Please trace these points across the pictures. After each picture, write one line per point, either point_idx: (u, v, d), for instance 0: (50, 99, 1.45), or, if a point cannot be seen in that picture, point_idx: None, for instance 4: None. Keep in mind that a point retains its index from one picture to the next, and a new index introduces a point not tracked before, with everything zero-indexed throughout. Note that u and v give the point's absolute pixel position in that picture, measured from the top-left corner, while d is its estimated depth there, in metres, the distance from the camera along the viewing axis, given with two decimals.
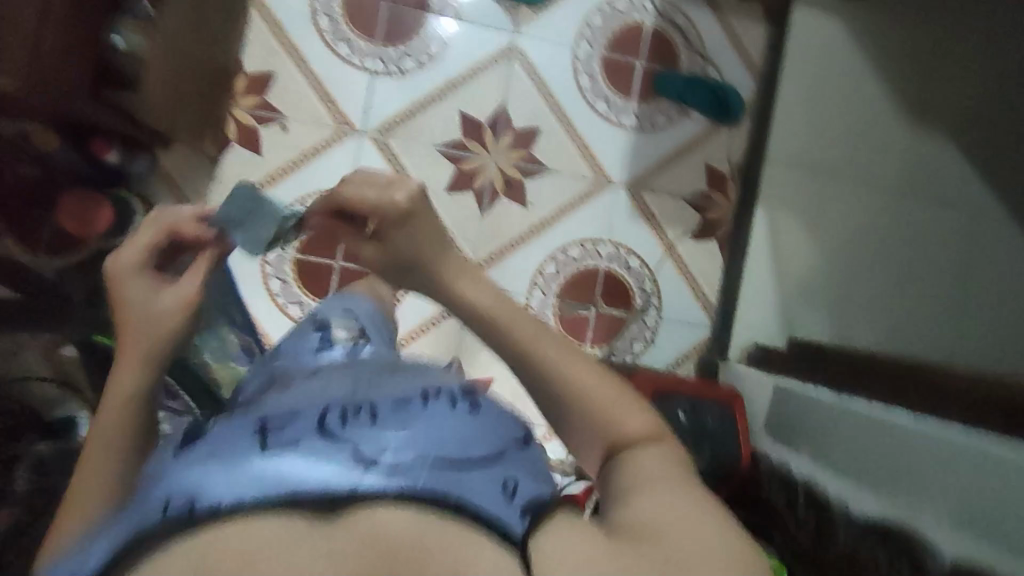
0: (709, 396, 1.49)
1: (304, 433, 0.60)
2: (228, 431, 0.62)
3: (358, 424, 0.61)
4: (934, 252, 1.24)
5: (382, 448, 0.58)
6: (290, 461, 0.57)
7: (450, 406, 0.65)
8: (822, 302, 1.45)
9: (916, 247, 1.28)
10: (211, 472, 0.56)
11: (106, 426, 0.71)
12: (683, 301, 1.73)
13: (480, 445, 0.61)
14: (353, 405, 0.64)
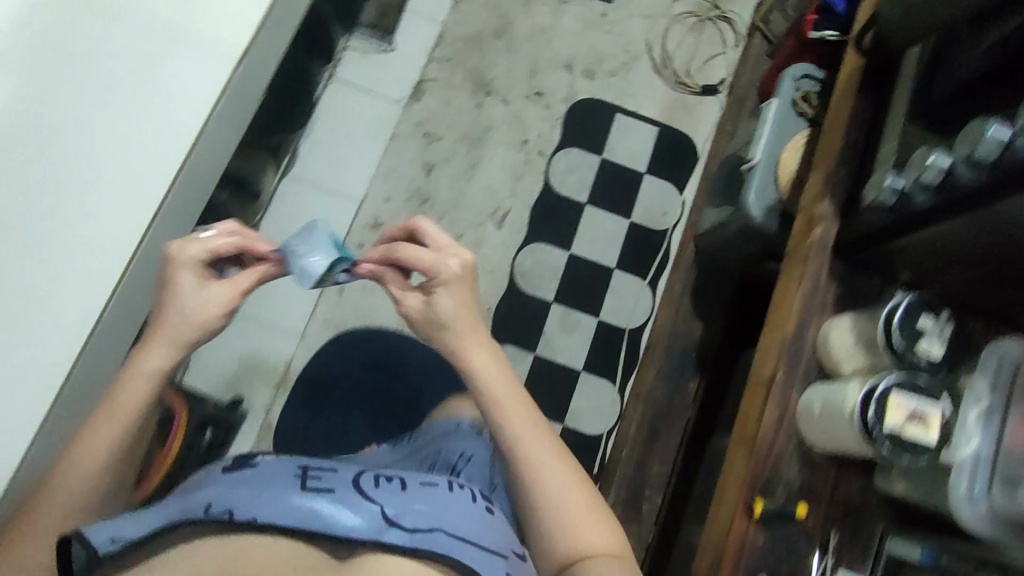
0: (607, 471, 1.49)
1: (340, 484, 0.70)
2: (275, 465, 0.74)
3: (389, 489, 0.71)
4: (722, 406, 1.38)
5: (407, 512, 0.67)
6: (328, 498, 0.67)
7: (472, 497, 0.75)
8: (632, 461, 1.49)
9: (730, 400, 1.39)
10: (253, 493, 0.66)
11: (122, 409, 0.78)
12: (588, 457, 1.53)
13: (492, 539, 0.69)
14: (386, 476, 0.74)
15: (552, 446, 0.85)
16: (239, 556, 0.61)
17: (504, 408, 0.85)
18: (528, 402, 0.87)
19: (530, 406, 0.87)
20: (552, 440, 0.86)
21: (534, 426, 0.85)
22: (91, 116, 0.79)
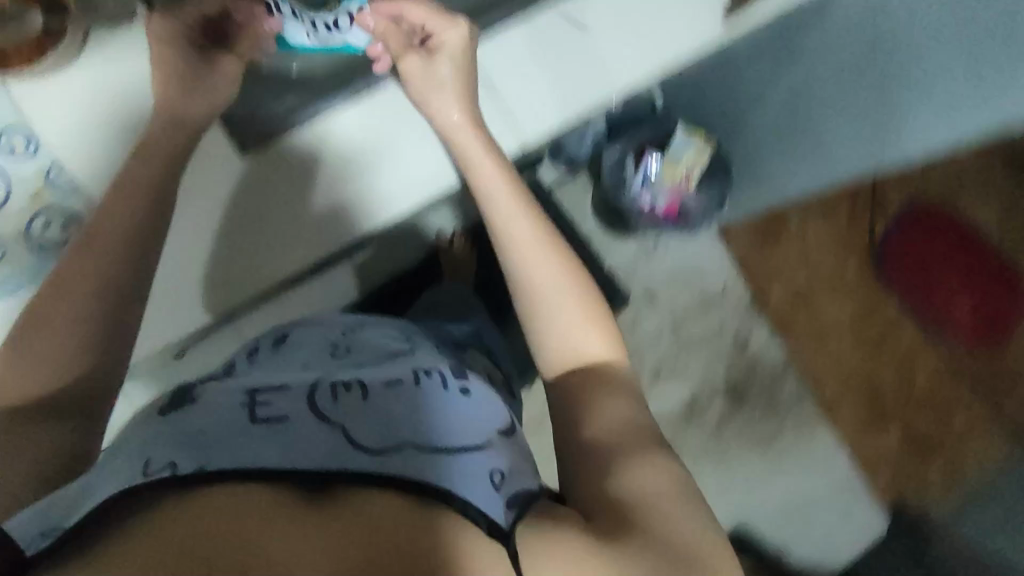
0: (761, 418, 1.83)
1: (294, 406, 0.59)
2: (215, 392, 0.62)
3: (349, 402, 0.61)
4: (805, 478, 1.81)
5: (369, 426, 0.59)
6: (282, 435, 0.57)
7: (440, 387, 0.65)
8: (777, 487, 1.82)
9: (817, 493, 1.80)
10: (192, 441, 0.55)
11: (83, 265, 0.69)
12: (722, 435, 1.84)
13: (469, 432, 0.61)
14: (342, 381, 0.63)
15: (588, 311, 0.77)
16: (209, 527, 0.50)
17: (541, 270, 0.78)
18: (561, 255, 0.80)
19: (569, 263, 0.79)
20: (599, 300, 0.78)
21: (562, 290, 0.77)
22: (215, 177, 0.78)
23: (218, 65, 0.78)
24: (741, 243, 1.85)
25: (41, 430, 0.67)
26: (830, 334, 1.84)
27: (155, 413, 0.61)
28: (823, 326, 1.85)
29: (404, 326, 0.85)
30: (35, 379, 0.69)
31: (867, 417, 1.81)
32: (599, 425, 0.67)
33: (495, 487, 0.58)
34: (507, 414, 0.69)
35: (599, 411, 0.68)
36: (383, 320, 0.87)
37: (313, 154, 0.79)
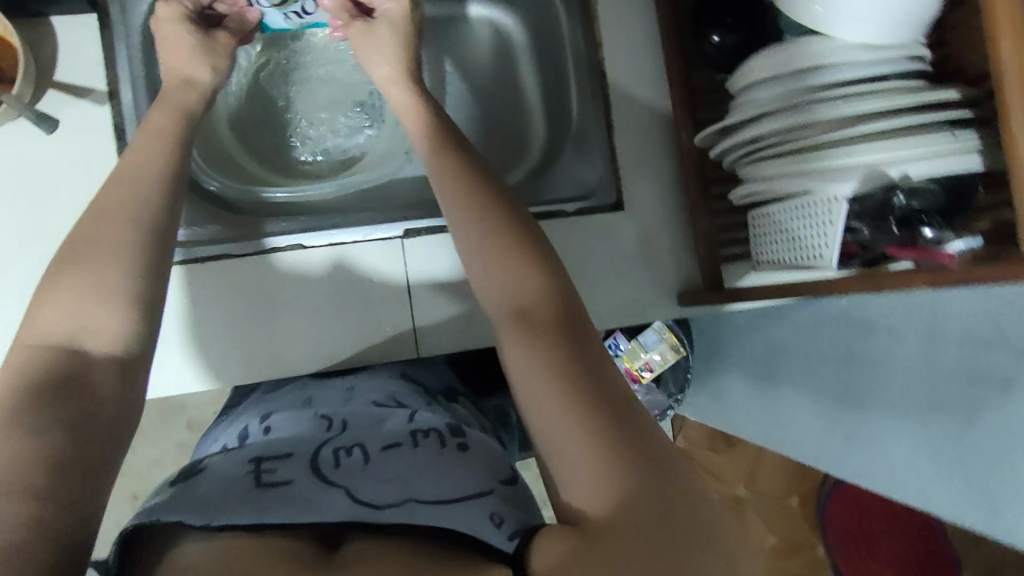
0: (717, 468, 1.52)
1: (300, 469, 0.57)
2: (221, 462, 0.58)
3: (350, 467, 0.58)
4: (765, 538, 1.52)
5: (382, 490, 0.56)
6: (286, 498, 0.54)
7: (437, 446, 0.62)
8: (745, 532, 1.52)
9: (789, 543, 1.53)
10: (213, 495, 0.53)
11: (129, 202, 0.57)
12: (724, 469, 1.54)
13: (469, 479, 0.58)
14: (343, 445, 0.61)
15: (542, 281, 0.59)
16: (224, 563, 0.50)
17: (475, 210, 0.62)
18: (503, 224, 0.61)
19: (508, 225, 0.61)
20: (548, 266, 0.60)
21: (515, 268, 0.60)
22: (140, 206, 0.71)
23: (213, 35, 0.69)
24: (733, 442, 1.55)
25: (89, 378, 0.50)
26: (743, 482, 1.54)
27: (161, 488, 0.57)
28: (747, 467, 1.54)
29: (391, 384, 0.74)
30: (92, 333, 0.51)
31: (782, 517, 1.53)
32: (550, 384, 0.53)
33: (496, 524, 0.55)
34: (501, 459, 0.65)
35: (550, 378, 0.53)
36: (375, 370, 0.79)
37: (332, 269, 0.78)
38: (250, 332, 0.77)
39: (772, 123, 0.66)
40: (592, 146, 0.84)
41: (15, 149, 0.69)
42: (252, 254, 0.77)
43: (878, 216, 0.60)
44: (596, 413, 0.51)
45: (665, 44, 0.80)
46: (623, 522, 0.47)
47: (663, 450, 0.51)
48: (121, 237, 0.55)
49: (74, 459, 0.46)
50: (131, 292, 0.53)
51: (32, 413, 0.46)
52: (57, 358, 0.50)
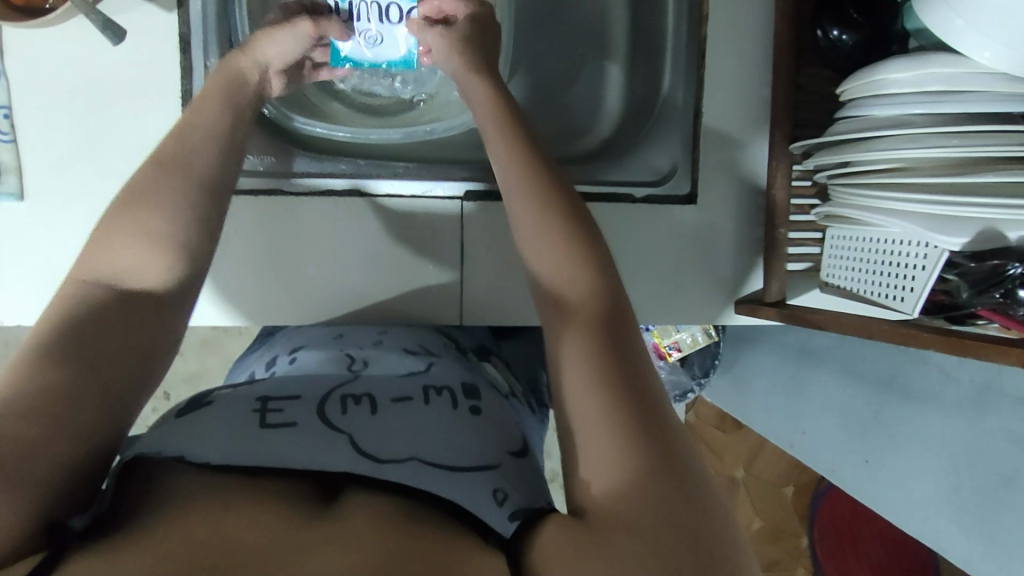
0: (722, 452, 1.46)
1: (307, 414, 0.51)
2: (229, 395, 0.53)
3: (358, 414, 0.52)
4: (765, 527, 1.45)
5: (387, 441, 0.49)
6: (290, 441, 0.48)
7: (450, 405, 0.55)
8: (743, 517, 1.45)
9: (787, 536, 1.46)
10: (204, 425, 0.48)
11: (203, 140, 0.54)
12: (731, 453, 1.46)
13: (477, 449, 0.51)
14: (351, 393, 0.54)
15: (580, 251, 0.51)
16: (212, 508, 0.42)
17: (518, 166, 0.56)
18: (547, 189, 0.54)
19: (547, 190, 0.54)
20: (588, 238, 0.52)
21: (554, 237, 0.52)
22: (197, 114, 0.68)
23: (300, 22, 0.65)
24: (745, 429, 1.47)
25: (128, 308, 0.47)
26: (742, 464, 1.46)
27: (167, 414, 0.51)
28: (749, 449, 1.46)
29: (424, 337, 0.71)
30: (138, 267, 0.48)
31: (773, 506, 1.45)
32: (583, 361, 0.45)
33: (500, 502, 0.47)
34: (517, 429, 0.58)
35: (581, 356, 0.45)
36: (408, 327, 0.74)
37: (376, 225, 0.75)
38: (281, 277, 0.74)
39: (877, 149, 0.60)
40: (670, 129, 0.78)
41: (69, 42, 0.65)
42: (292, 195, 0.73)
43: (982, 283, 0.56)
44: (619, 400, 0.43)
45: (778, 36, 0.73)
46: (631, 523, 0.38)
47: (698, 465, 0.41)
48: (178, 186, 0.51)
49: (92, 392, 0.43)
50: (179, 232, 0.50)
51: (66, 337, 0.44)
52: (103, 289, 0.47)
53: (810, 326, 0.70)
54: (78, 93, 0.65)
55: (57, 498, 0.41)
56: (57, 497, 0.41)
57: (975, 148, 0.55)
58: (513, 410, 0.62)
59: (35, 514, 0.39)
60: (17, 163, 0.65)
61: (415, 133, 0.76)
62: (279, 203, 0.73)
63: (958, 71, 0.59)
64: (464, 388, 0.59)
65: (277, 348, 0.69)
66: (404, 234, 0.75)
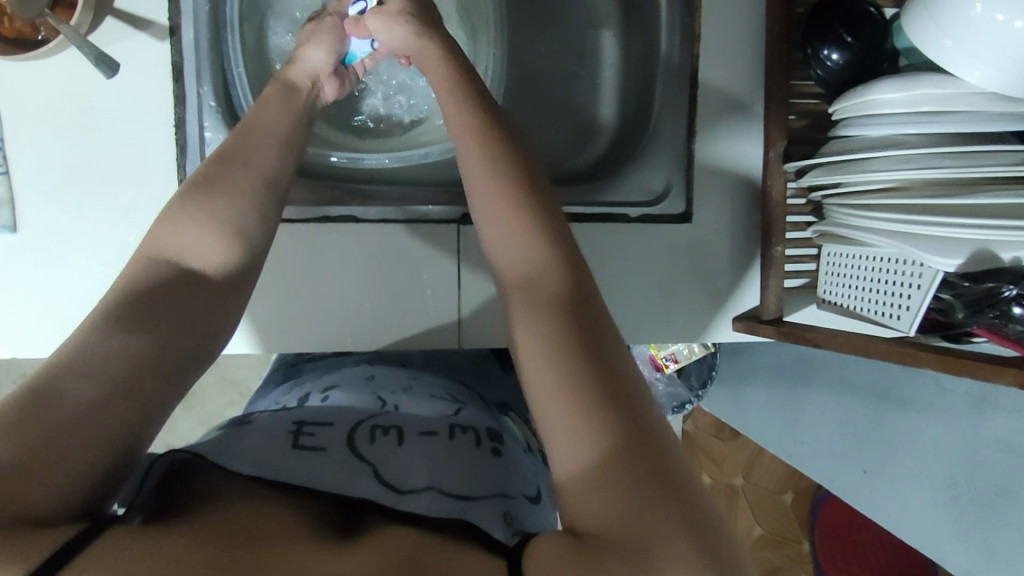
0: (720, 460, 1.47)
1: (337, 439, 0.51)
2: (268, 414, 0.54)
3: (385, 444, 0.52)
4: (766, 536, 1.44)
5: (409, 471, 0.50)
6: (316, 467, 0.48)
7: (473, 444, 0.56)
8: (744, 526, 1.44)
9: (788, 545, 1.45)
10: (246, 440, 0.49)
11: (237, 155, 0.53)
12: (731, 462, 1.47)
13: (495, 486, 0.51)
14: (381, 424, 0.55)
15: (546, 249, 0.49)
16: (243, 515, 0.42)
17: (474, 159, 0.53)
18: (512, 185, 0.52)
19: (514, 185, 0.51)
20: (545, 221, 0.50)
21: (519, 232, 0.49)
22: (191, 139, 0.67)
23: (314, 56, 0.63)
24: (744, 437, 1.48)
25: (185, 295, 0.47)
26: (740, 471, 1.47)
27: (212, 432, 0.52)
28: (747, 456, 1.47)
29: (447, 383, 0.71)
30: (195, 254, 0.49)
31: (774, 513, 1.45)
32: (554, 367, 0.42)
33: (507, 524, 0.47)
34: (536, 479, 0.58)
35: (546, 360, 0.43)
36: (433, 369, 0.74)
37: (386, 253, 0.75)
38: (295, 302, 0.74)
39: (872, 169, 0.61)
40: (665, 149, 0.77)
41: (62, 72, 0.64)
42: (302, 222, 0.73)
43: (975, 305, 0.56)
44: (598, 403, 0.40)
45: (771, 56, 0.74)
46: (633, 531, 0.36)
47: (686, 476, 0.39)
48: (239, 187, 0.52)
49: (158, 373, 0.43)
50: (239, 227, 0.51)
51: (136, 313, 0.44)
52: (154, 267, 0.47)
53: (808, 344, 0.71)
54: (72, 123, 0.65)
55: (108, 473, 0.40)
56: (109, 474, 0.40)
57: (969, 167, 0.56)
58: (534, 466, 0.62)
59: (87, 486, 0.38)
60: (9, 195, 0.65)
61: (408, 158, 0.76)
62: (296, 233, 0.73)
63: (951, 93, 0.60)
64: (489, 430, 0.60)
65: (286, 392, 0.69)
66: (417, 265, 0.75)
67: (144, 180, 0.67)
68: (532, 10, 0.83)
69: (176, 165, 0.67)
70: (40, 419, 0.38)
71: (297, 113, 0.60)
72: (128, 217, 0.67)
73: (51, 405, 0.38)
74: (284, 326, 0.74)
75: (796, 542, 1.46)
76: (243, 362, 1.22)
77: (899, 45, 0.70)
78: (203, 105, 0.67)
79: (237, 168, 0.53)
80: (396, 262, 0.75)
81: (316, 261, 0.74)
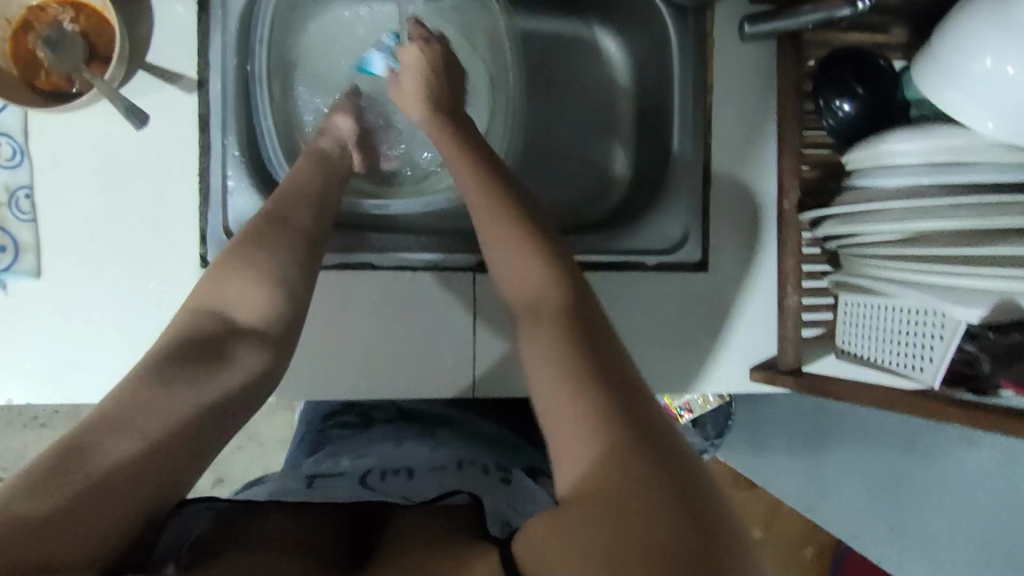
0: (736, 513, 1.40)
1: (348, 487, 0.57)
2: (289, 477, 0.62)
3: (394, 480, 0.59)
4: None
5: (418, 488, 0.58)
6: (330, 491, 0.56)
7: (481, 473, 0.63)
8: None
9: None
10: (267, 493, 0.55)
11: (279, 222, 0.57)
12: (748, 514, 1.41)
13: (500, 502, 0.54)
14: (393, 467, 0.63)
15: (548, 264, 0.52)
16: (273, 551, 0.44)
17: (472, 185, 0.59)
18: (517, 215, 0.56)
19: (514, 212, 0.56)
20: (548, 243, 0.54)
21: (525, 254, 0.53)
22: (214, 187, 0.69)
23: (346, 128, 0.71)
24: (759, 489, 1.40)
25: (231, 350, 0.50)
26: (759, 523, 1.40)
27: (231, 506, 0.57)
28: (766, 508, 1.39)
29: (466, 441, 0.73)
30: (240, 306, 0.52)
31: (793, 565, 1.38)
32: (549, 382, 0.43)
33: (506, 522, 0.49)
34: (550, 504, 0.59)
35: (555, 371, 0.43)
36: (456, 432, 0.75)
37: (405, 300, 0.75)
38: (314, 350, 0.74)
39: (890, 219, 0.61)
40: (681, 198, 0.78)
41: (95, 125, 0.66)
42: (329, 268, 0.74)
43: (1002, 357, 0.55)
44: (591, 386, 0.41)
45: (783, 107, 0.75)
46: (617, 493, 0.36)
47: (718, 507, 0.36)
48: (279, 246, 0.56)
49: (202, 432, 0.45)
50: (279, 275, 0.54)
51: (185, 368, 0.47)
52: (204, 323, 0.51)
53: (829, 396, 0.69)
54: (99, 173, 0.67)
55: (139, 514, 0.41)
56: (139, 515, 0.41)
57: (988, 217, 0.55)
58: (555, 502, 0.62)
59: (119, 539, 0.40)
60: (36, 242, 0.66)
61: (430, 203, 0.75)
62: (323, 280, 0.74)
63: (964, 145, 0.60)
64: (509, 484, 0.60)
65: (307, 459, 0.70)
66: (434, 316, 0.75)
67: (167, 227, 0.68)
68: (550, 63, 0.86)
69: (197, 213, 0.69)
70: (74, 465, 0.40)
71: (331, 175, 0.65)
72: (148, 264, 0.68)
73: (82, 455, 0.40)
74: (302, 376, 0.74)
75: None
76: None
77: (909, 96, 0.71)
78: (227, 154, 0.69)
79: (274, 228, 0.56)
80: (415, 314, 0.75)
81: (335, 313, 0.74)
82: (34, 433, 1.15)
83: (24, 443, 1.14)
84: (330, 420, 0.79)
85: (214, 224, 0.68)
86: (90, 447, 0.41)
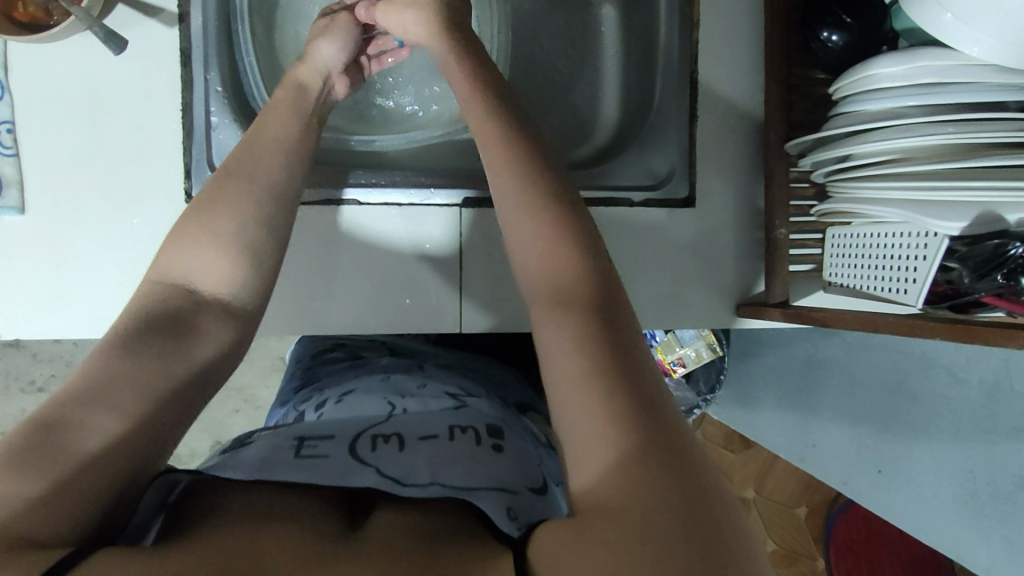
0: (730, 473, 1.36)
1: (338, 450, 0.51)
2: (270, 434, 0.53)
3: (386, 450, 0.51)
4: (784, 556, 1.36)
5: (412, 470, 0.49)
6: (318, 470, 0.48)
7: (474, 442, 0.55)
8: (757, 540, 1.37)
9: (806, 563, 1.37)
10: (252, 455, 0.49)
11: (250, 175, 0.52)
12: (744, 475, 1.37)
13: (496, 475, 0.50)
14: (381, 431, 0.54)
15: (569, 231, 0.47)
16: (258, 521, 0.43)
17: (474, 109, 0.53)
18: (538, 190, 0.49)
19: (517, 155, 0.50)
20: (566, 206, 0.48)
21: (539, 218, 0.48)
22: (196, 117, 0.68)
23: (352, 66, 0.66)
24: (755, 449, 1.37)
25: (197, 323, 0.47)
26: (752, 484, 1.36)
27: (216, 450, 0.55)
28: (759, 469, 1.37)
29: (458, 383, 0.71)
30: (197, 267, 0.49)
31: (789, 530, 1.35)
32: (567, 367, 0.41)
33: (513, 516, 0.46)
34: (541, 470, 0.56)
35: (571, 357, 0.41)
36: (448, 376, 0.73)
37: (390, 246, 0.76)
38: (297, 294, 0.74)
39: (874, 140, 0.60)
40: (669, 135, 0.78)
41: (76, 62, 0.66)
42: (319, 204, 0.74)
43: (983, 268, 0.55)
44: (606, 378, 0.40)
45: (768, 41, 0.75)
46: (628, 493, 0.35)
47: (727, 508, 0.35)
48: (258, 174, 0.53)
49: (177, 402, 0.44)
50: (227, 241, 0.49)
51: (152, 341, 0.45)
52: (165, 294, 0.48)
53: (814, 324, 0.69)
54: (81, 110, 0.67)
55: (119, 487, 0.41)
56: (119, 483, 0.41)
57: (970, 133, 0.55)
58: (545, 461, 0.60)
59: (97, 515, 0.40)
60: (19, 176, 0.66)
61: (413, 138, 0.78)
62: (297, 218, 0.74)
63: (950, 66, 0.58)
64: (505, 446, 0.56)
65: (299, 405, 0.71)
66: (421, 270, 0.76)
67: (152, 163, 0.68)
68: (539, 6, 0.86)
69: (181, 150, 0.68)
70: (46, 443, 0.39)
71: (294, 100, 0.59)
72: (131, 202, 0.68)
73: (52, 431, 0.39)
74: (290, 318, 0.75)
75: (815, 561, 1.35)
76: (246, 370, 1.21)
77: (897, 26, 0.70)
78: (210, 89, 0.68)
79: (217, 179, 0.51)
80: (406, 267, 0.76)
81: (324, 262, 0.75)
82: (30, 396, 1.15)
83: (20, 410, 1.14)
84: (320, 359, 0.83)
85: (199, 160, 0.68)
86: (58, 426, 0.40)
